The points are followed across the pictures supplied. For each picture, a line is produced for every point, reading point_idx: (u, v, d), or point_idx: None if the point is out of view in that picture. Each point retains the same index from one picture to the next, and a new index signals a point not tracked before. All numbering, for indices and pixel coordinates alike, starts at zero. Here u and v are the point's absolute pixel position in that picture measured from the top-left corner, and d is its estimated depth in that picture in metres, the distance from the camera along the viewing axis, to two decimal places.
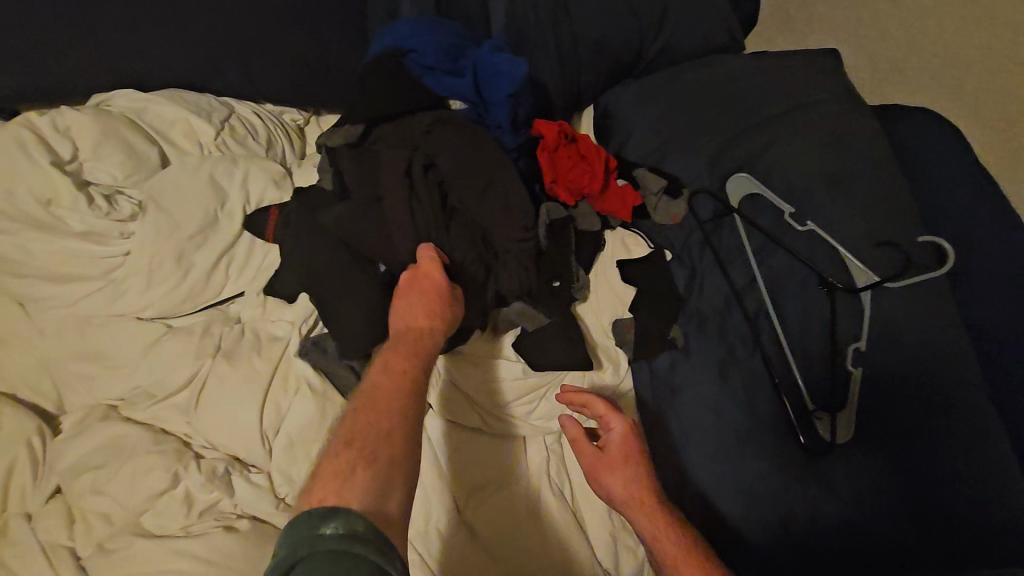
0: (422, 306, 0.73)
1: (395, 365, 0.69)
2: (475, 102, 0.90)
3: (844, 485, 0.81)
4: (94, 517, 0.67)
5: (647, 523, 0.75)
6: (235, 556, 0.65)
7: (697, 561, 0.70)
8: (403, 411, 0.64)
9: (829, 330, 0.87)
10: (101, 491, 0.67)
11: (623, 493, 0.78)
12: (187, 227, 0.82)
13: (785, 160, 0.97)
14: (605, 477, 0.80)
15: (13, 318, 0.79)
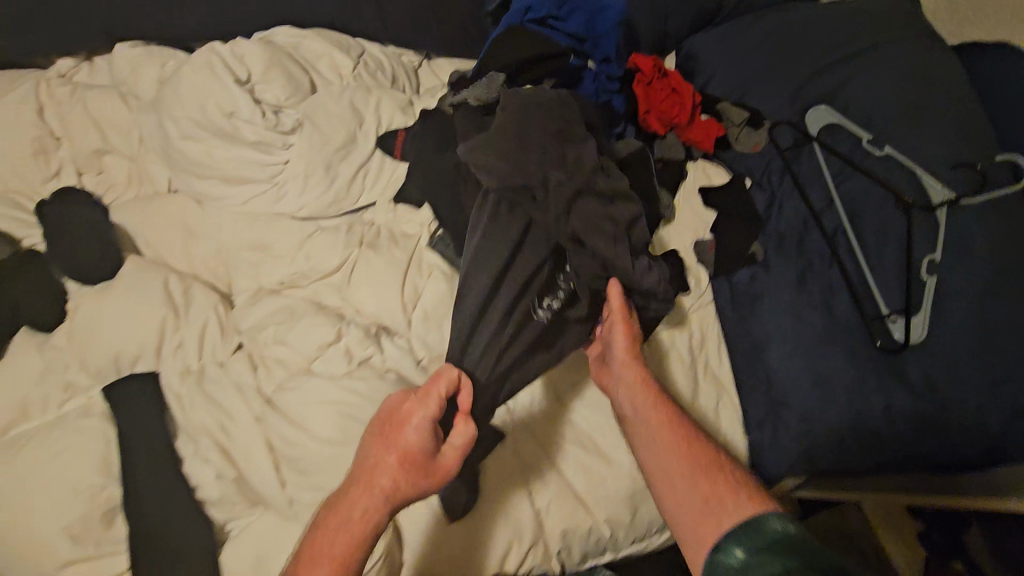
0: (394, 448, 0.65)
1: (344, 506, 0.62)
2: (588, 41, 1.02)
3: (914, 381, 0.88)
4: (275, 362, 0.82)
5: (641, 389, 0.80)
6: (388, 396, 0.79)
7: (679, 426, 0.78)
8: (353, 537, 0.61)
9: (906, 245, 0.92)
10: (281, 342, 0.83)
11: (629, 367, 0.81)
12: (335, 141, 0.96)
13: (864, 93, 1.03)
14: (618, 335, 0.82)
15: (195, 213, 0.95)
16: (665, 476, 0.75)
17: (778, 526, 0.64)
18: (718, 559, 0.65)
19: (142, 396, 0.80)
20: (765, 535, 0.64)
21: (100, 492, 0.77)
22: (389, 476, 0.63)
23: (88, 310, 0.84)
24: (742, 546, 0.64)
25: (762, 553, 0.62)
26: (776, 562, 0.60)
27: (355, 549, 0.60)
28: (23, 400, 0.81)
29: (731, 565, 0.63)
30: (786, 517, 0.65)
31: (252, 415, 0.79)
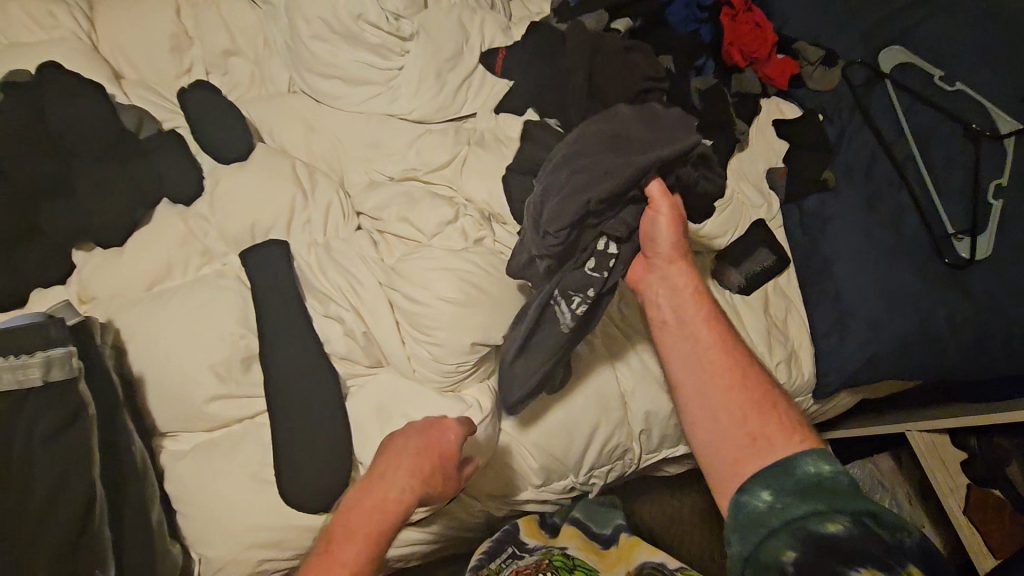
0: (396, 472, 0.72)
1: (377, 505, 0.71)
2: None
3: (978, 292, 0.95)
4: (399, 238, 0.93)
5: (691, 305, 0.84)
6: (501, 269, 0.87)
7: (723, 347, 0.81)
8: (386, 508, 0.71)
9: (973, 171, 1.00)
10: (405, 219, 0.92)
11: (683, 274, 0.85)
12: (446, 51, 1.03)
13: (937, 34, 1.10)
14: (663, 243, 0.82)
15: (315, 110, 1.03)
16: (703, 398, 0.78)
17: (813, 466, 0.66)
18: (744, 500, 0.66)
19: (276, 260, 0.88)
20: (796, 477, 0.65)
21: (240, 340, 0.84)
22: (395, 484, 0.71)
23: (228, 186, 0.92)
24: (770, 489, 0.65)
25: (791, 494, 0.64)
26: (807, 506, 0.61)
27: (396, 508, 0.71)
28: (166, 258, 0.89)
29: (759, 507, 0.65)
30: (822, 458, 0.66)
31: (378, 281, 0.87)
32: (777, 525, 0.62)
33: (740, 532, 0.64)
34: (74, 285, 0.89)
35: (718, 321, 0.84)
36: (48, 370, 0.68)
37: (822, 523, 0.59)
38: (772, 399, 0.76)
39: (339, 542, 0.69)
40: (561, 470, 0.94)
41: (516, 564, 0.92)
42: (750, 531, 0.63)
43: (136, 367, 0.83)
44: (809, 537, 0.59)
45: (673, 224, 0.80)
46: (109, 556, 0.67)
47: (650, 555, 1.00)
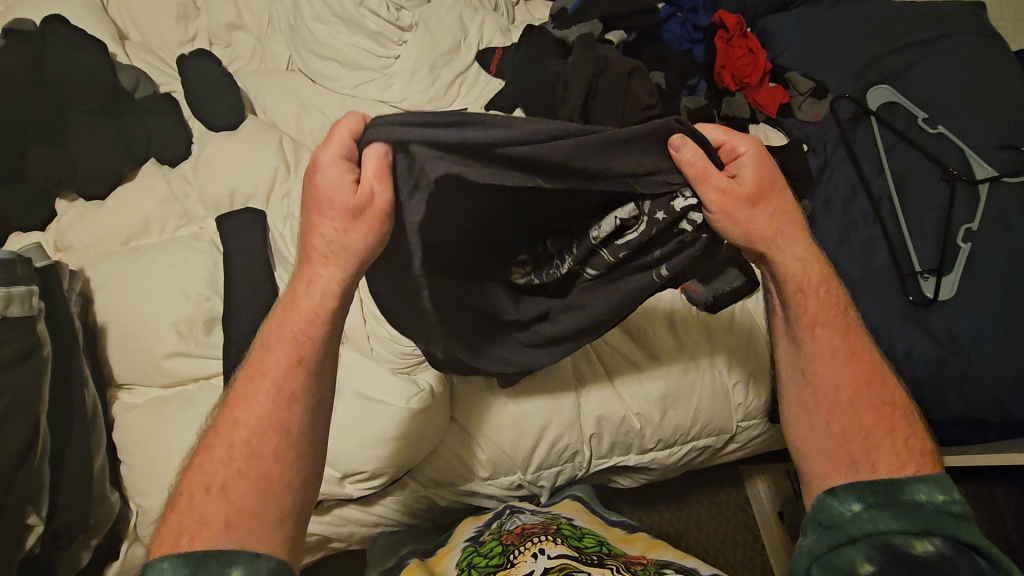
0: (320, 259, 0.57)
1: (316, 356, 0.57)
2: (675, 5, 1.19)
3: (938, 332, 0.95)
4: None
5: (808, 306, 0.64)
6: None
7: (837, 345, 0.64)
8: (276, 452, 0.54)
9: (946, 212, 1.01)
10: None
11: (784, 258, 0.63)
12: (443, 46, 1.06)
13: (924, 78, 1.13)
14: (743, 218, 0.60)
15: (311, 89, 1.06)
16: (802, 409, 0.65)
17: (926, 496, 0.58)
18: (829, 502, 0.60)
19: (249, 226, 0.90)
20: (899, 500, 0.58)
21: (205, 302, 0.86)
22: (311, 270, 0.57)
23: (213, 150, 0.95)
24: (862, 497, 0.58)
25: (890, 511, 0.57)
26: (900, 522, 0.56)
27: (315, 336, 0.57)
28: (146, 215, 0.92)
29: (843, 514, 0.58)
30: (939, 487, 0.58)
31: None
32: (860, 534, 0.56)
33: (816, 532, 0.59)
34: (51, 232, 0.92)
35: (831, 310, 0.65)
36: (7, 304, 0.69)
37: (911, 539, 0.55)
38: (890, 419, 0.63)
39: (249, 384, 0.56)
40: (507, 466, 0.94)
41: (520, 521, 0.83)
42: (828, 533, 0.58)
43: (100, 315, 0.85)
44: (890, 550, 0.54)
45: (743, 199, 0.59)
46: (44, 491, 0.68)
47: (677, 559, 0.75)
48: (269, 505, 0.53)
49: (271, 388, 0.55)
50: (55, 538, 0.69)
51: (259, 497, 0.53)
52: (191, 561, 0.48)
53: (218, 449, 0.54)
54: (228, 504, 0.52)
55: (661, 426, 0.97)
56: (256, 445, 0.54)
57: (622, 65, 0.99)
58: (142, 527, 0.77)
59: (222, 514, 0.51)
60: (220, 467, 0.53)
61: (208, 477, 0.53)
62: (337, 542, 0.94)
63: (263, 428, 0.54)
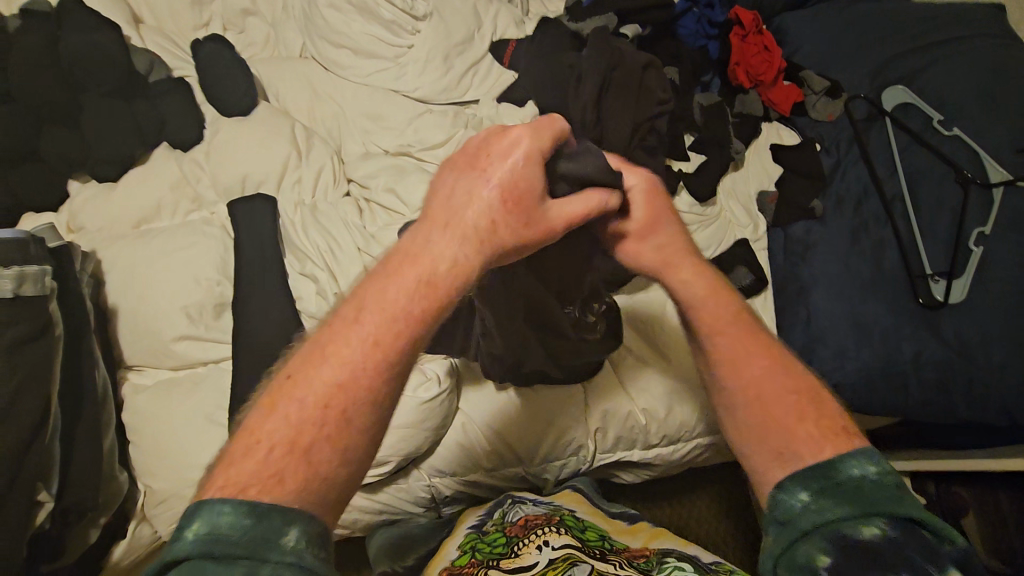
0: (462, 229, 0.48)
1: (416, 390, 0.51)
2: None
3: (948, 335, 0.95)
4: (383, 208, 0.96)
5: (712, 316, 0.61)
6: None
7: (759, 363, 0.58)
8: (329, 413, 0.42)
9: (958, 216, 1.00)
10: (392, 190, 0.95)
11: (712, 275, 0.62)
12: (456, 36, 1.05)
13: (941, 80, 1.11)
14: (631, 245, 0.63)
15: (323, 76, 1.06)
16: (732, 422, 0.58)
17: (860, 470, 0.48)
18: (780, 498, 0.50)
19: (261, 211, 0.90)
20: (842, 481, 0.47)
21: (215, 286, 0.86)
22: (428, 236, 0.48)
23: (225, 136, 0.95)
24: (810, 486, 0.48)
25: (835, 495, 0.47)
26: (845, 508, 0.45)
27: (409, 333, 0.45)
28: (158, 199, 0.92)
29: (795, 507, 0.48)
30: (870, 457, 0.49)
31: (354, 249, 0.91)
32: (808, 528, 0.46)
33: (773, 533, 0.48)
34: (65, 213, 0.93)
35: (752, 340, 0.60)
36: (19, 284, 0.69)
37: (855, 523, 0.44)
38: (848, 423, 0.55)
39: (336, 334, 0.45)
40: (512, 458, 0.94)
41: (524, 511, 0.83)
42: (784, 531, 0.47)
43: (111, 297, 0.85)
44: (842, 543, 0.44)
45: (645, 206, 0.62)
46: (54, 469, 0.69)
47: (680, 547, 0.75)
48: (326, 470, 0.41)
49: (374, 367, 0.44)
50: (64, 515, 0.70)
51: (337, 460, 0.42)
52: (257, 510, 0.38)
53: (312, 396, 0.43)
54: (309, 464, 0.41)
55: (654, 422, 0.97)
56: (349, 395, 0.43)
57: (637, 60, 0.98)
58: (149, 508, 0.79)
59: (297, 459, 0.40)
60: (282, 419, 0.42)
61: (256, 442, 0.41)
62: (341, 527, 0.95)
63: (355, 372, 0.43)
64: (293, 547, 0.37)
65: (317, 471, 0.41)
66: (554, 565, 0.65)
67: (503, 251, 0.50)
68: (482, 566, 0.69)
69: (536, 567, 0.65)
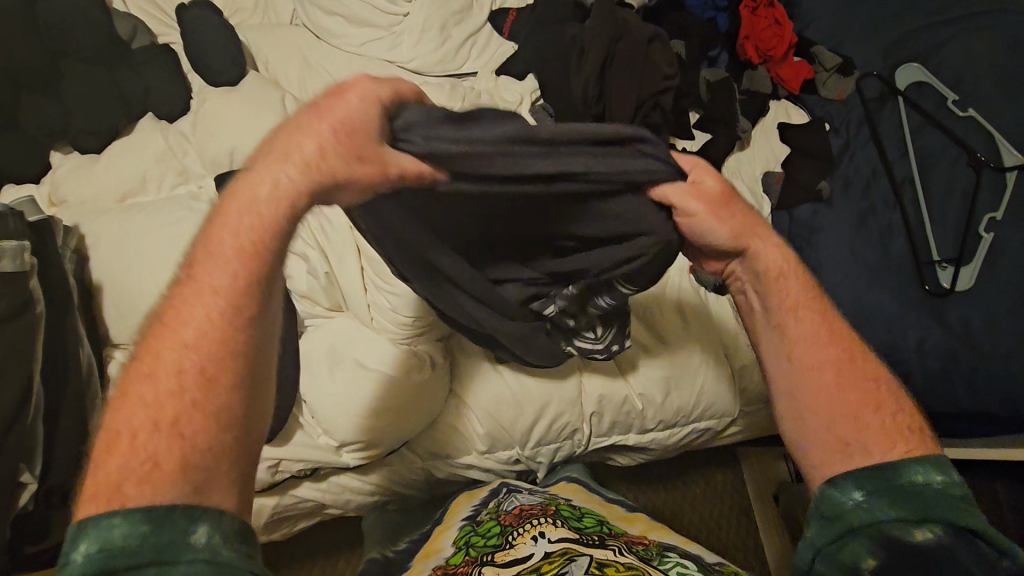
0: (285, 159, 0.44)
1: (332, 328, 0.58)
2: None
3: (953, 323, 0.93)
4: None
5: (776, 289, 0.60)
6: None
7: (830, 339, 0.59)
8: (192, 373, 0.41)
9: (969, 201, 0.98)
10: None
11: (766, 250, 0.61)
12: (453, 4, 1.01)
13: (958, 57, 1.07)
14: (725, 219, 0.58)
15: (315, 45, 1.02)
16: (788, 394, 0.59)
17: (926, 479, 0.51)
18: (829, 493, 0.53)
19: None
20: (900, 485, 0.51)
21: None
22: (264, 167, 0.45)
23: (213, 106, 0.91)
24: (863, 485, 0.52)
25: (892, 500, 0.50)
26: (901, 511, 0.49)
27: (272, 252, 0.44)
28: (143, 172, 0.89)
29: (845, 505, 0.52)
30: (937, 467, 0.52)
31: (346, 227, 0.87)
32: (860, 526, 0.50)
33: (819, 525, 0.52)
34: (46, 185, 0.90)
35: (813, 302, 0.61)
36: None
37: (909, 528, 0.49)
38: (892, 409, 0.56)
39: (162, 336, 0.42)
40: (508, 441, 0.93)
41: (518, 501, 0.82)
42: (830, 526, 0.51)
43: (95, 273, 0.83)
44: (890, 543, 0.48)
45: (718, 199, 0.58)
46: (38, 450, 0.68)
47: (679, 542, 0.74)
48: (221, 437, 0.41)
49: (225, 359, 0.42)
50: (49, 496, 0.69)
51: (232, 404, 0.42)
52: (151, 516, 0.36)
53: (157, 391, 0.40)
54: (202, 424, 0.40)
55: (659, 406, 0.96)
56: (212, 374, 0.41)
57: (642, 32, 0.95)
58: None
59: (171, 456, 0.38)
60: (149, 414, 0.39)
61: (144, 412, 0.39)
62: (333, 509, 0.95)
63: (210, 348, 0.42)
64: (205, 544, 0.37)
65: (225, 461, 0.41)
66: (551, 558, 0.63)
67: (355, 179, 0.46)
68: (477, 563, 0.68)
69: (532, 560, 0.64)
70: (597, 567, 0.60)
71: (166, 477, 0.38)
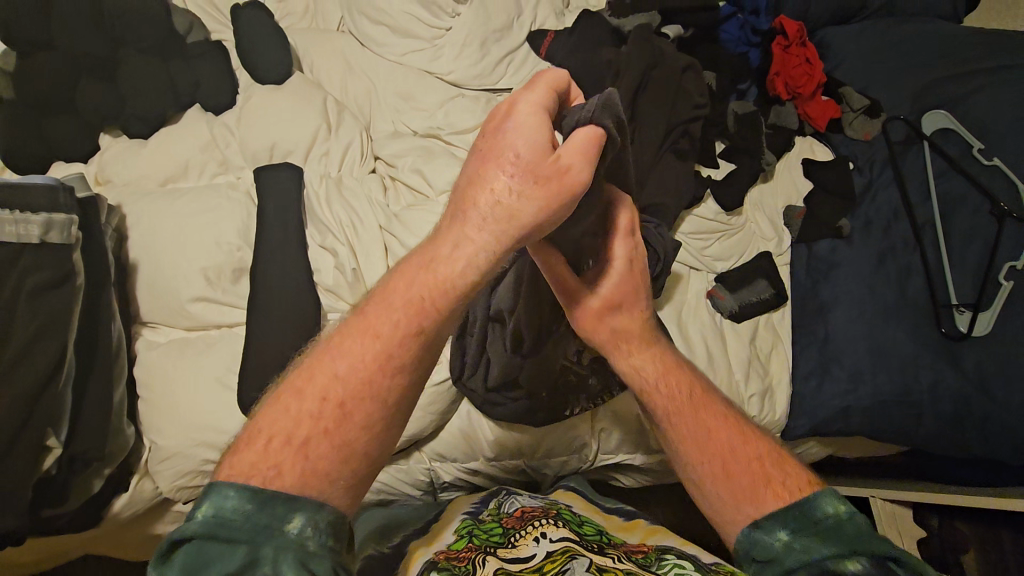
0: (468, 224, 0.48)
1: (408, 271, 0.51)
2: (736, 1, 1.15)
3: (968, 368, 0.93)
4: (406, 188, 0.96)
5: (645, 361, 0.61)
6: None
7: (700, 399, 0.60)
8: (365, 423, 0.49)
9: (990, 248, 0.98)
10: (419, 171, 0.95)
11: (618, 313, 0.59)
12: (494, 23, 1.04)
13: (985, 107, 1.09)
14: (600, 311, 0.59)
15: (359, 51, 1.06)
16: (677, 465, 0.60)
17: (833, 509, 0.53)
18: (756, 537, 0.54)
19: (286, 182, 0.90)
20: (819, 522, 0.53)
21: (236, 251, 0.86)
22: (461, 234, 0.48)
23: (258, 103, 0.95)
24: (786, 524, 0.53)
25: (817, 536, 0.52)
26: (829, 547, 0.50)
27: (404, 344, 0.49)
28: (186, 159, 0.93)
29: (774, 547, 0.53)
30: (837, 497, 0.54)
31: (376, 225, 0.91)
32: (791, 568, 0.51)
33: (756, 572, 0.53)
34: (94, 164, 0.94)
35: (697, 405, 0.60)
36: (46, 231, 0.71)
37: (831, 560, 0.50)
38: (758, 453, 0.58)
39: (356, 333, 0.50)
40: (515, 449, 0.94)
41: (519, 504, 0.83)
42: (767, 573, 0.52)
43: (132, 252, 0.86)
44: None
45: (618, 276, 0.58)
46: (66, 417, 0.70)
47: (678, 544, 0.75)
48: (350, 440, 0.48)
49: (379, 347, 0.49)
50: (72, 461, 0.71)
51: (365, 435, 0.49)
52: (257, 496, 0.45)
53: (308, 405, 0.48)
54: (344, 444, 0.48)
55: (665, 433, 0.97)
56: (349, 407, 0.48)
57: (677, 61, 0.97)
58: (153, 463, 0.79)
59: (298, 471, 0.46)
60: (286, 429, 0.47)
61: (291, 425, 0.48)
62: None
63: (360, 390, 0.49)
64: (298, 532, 0.45)
65: (363, 457, 0.49)
66: (553, 557, 0.65)
67: (532, 231, 0.47)
68: (478, 551, 0.69)
69: (534, 560, 0.65)
70: (596, 569, 0.61)
71: (333, 472, 0.47)
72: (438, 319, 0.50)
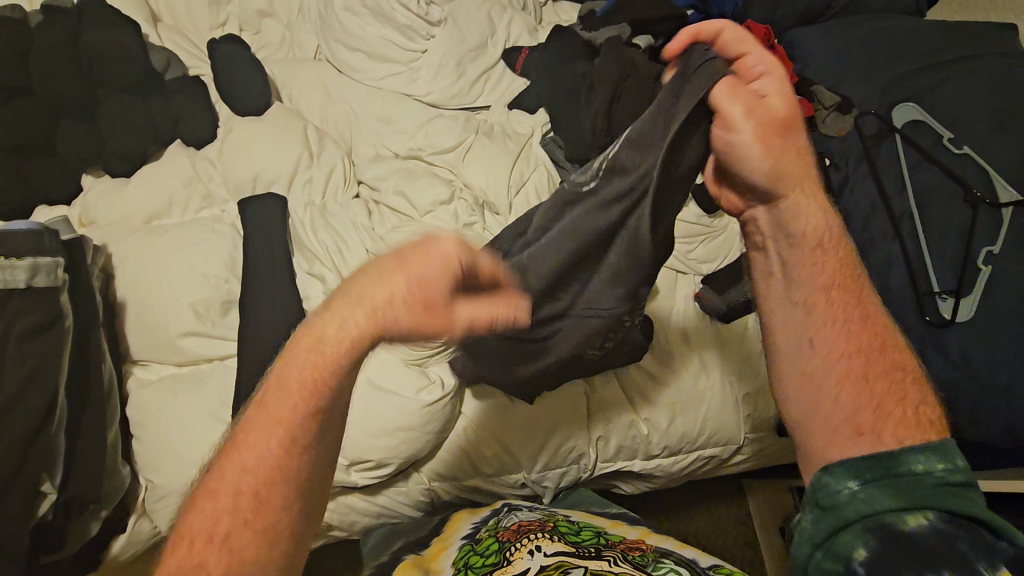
0: (345, 315, 0.47)
1: (299, 346, 0.49)
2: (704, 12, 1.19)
3: (953, 354, 0.95)
4: (389, 211, 0.96)
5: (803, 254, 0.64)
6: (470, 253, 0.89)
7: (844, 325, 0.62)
8: (285, 506, 0.48)
9: (966, 237, 0.99)
10: (402, 193, 0.96)
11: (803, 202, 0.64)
12: (468, 43, 1.06)
13: (952, 97, 1.11)
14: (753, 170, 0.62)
15: (336, 78, 1.08)
16: (809, 376, 0.62)
17: (927, 467, 0.52)
18: (824, 481, 0.55)
19: (270, 213, 0.91)
20: (902, 475, 0.52)
21: (223, 284, 0.86)
22: (341, 317, 0.47)
23: (239, 135, 0.96)
24: (858, 473, 0.53)
25: (891, 489, 0.51)
26: (900, 500, 0.50)
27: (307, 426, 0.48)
28: (170, 197, 0.93)
29: (840, 494, 0.53)
30: (942, 456, 0.52)
31: (361, 249, 0.91)
32: (853, 516, 0.51)
33: (815, 515, 0.54)
34: (77, 206, 0.94)
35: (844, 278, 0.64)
36: (33, 275, 0.71)
37: (902, 516, 0.49)
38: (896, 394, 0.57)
39: (253, 426, 0.48)
40: (512, 464, 0.94)
41: (518, 518, 0.83)
42: (825, 517, 0.53)
43: (119, 292, 0.86)
44: (887, 536, 0.49)
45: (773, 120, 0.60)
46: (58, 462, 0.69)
47: (676, 546, 0.75)
48: (274, 521, 0.47)
49: (285, 439, 0.47)
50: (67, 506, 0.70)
51: (284, 513, 0.48)
52: None
53: (219, 502, 0.47)
54: (260, 527, 0.47)
55: (657, 438, 0.97)
56: (263, 495, 0.47)
57: (649, 70, 0.99)
58: (150, 502, 0.79)
59: (220, 564, 0.45)
60: (206, 524, 0.46)
61: (209, 524, 0.46)
62: (338, 530, 0.95)
63: (268, 478, 0.47)
64: None
65: (287, 529, 0.48)
66: (545, 573, 0.65)
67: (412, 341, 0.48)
68: None
69: None
70: None
71: (274, 551, 0.47)
72: (334, 395, 0.48)
